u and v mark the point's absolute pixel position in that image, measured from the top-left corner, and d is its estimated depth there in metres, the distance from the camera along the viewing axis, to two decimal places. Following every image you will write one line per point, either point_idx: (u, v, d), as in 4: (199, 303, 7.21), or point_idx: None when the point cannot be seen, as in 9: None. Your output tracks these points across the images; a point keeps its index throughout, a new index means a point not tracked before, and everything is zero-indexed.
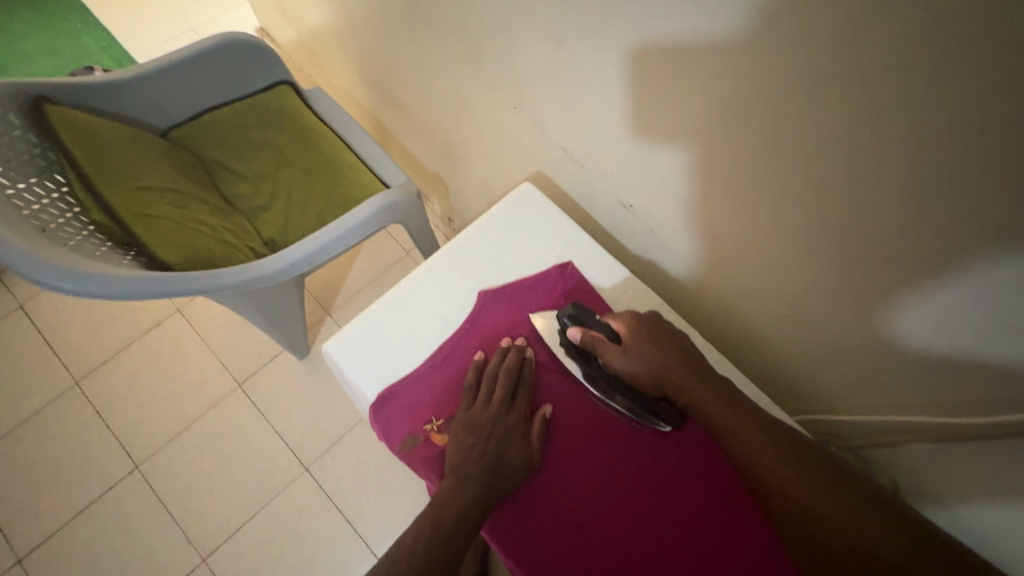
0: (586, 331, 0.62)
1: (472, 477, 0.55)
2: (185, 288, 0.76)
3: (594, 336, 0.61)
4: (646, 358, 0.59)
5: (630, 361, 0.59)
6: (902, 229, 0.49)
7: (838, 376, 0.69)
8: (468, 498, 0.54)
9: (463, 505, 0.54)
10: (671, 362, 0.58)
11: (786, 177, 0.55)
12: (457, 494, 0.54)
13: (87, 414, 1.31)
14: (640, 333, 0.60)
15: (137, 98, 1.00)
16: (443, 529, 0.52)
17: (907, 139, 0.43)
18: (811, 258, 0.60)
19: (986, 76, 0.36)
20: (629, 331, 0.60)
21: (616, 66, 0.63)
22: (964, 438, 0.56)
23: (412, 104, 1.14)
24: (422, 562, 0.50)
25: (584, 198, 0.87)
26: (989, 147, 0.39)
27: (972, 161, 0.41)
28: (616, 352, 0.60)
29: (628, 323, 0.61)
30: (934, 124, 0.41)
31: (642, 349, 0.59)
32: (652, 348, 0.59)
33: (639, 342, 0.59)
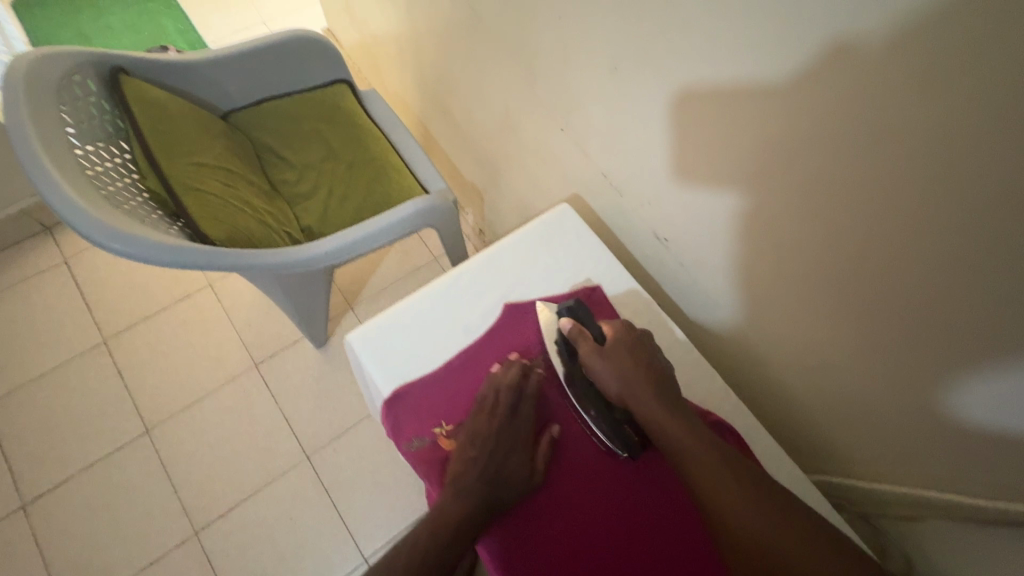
0: (577, 325, 0.63)
1: (472, 487, 0.55)
2: (222, 262, 0.78)
3: (582, 331, 0.63)
4: (620, 367, 0.59)
5: (606, 363, 0.60)
6: (944, 295, 0.48)
7: (861, 437, 0.67)
8: (466, 507, 0.54)
9: (461, 515, 0.53)
10: (645, 386, 0.58)
11: (832, 229, 0.54)
12: (457, 504, 0.54)
13: (108, 373, 1.36)
14: (623, 342, 0.61)
15: (204, 80, 1.05)
16: (439, 535, 0.52)
17: (955, 206, 0.43)
18: (846, 312, 0.59)
19: None
20: (615, 336, 0.62)
21: (666, 100, 0.64)
22: (989, 522, 0.54)
23: (460, 115, 1.17)
24: (418, 566, 0.50)
25: (618, 225, 0.88)
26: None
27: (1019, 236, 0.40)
28: (594, 349, 0.61)
29: (617, 330, 0.63)
30: (984, 194, 0.41)
31: (618, 356, 0.60)
32: (628, 359, 0.60)
33: (619, 349, 0.61)
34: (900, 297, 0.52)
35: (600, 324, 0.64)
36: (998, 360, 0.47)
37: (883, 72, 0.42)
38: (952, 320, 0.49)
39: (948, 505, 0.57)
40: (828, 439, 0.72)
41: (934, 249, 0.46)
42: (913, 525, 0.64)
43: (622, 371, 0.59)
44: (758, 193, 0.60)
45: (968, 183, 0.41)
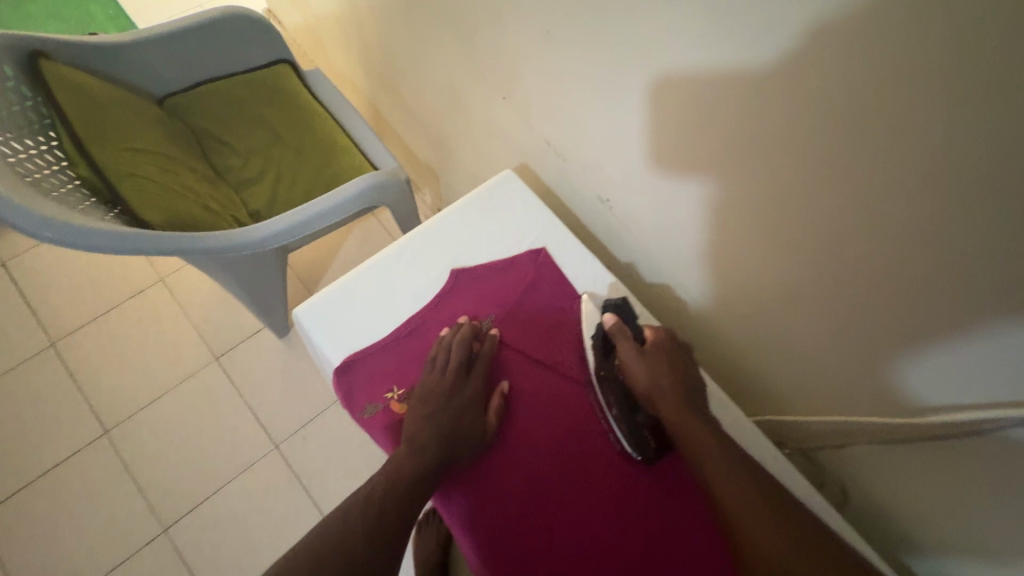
0: (619, 322, 0.62)
1: (427, 441, 0.57)
2: (161, 246, 0.76)
3: (622, 329, 0.61)
4: (654, 367, 0.58)
5: (642, 361, 0.58)
6: (852, 234, 0.51)
7: (793, 379, 0.70)
8: (418, 462, 0.55)
9: (414, 471, 0.55)
10: (676, 390, 0.57)
11: (752, 178, 0.57)
12: (412, 460, 0.55)
13: (59, 377, 1.31)
14: (664, 348, 0.60)
15: (135, 64, 1.01)
16: (392, 490, 0.53)
17: (856, 146, 0.46)
18: (770, 261, 0.62)
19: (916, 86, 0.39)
20: (656, 340, 0.61)
21: (597, 59, 0.65)
22: (907, 440, 0.58)
23: (408, 92, 1.16)
24: (374, 516, 0.51)
25: (565, 193, 0.89)
26: (945, 160, 0.41)
27: (909, 172, 0.43)
28: (634, 348, 0.59)
29: (660, 337, 0.61)
30: (878, 130, 0.43)
31: (656, 360, 0.59)
32: (664, 366, 0.58)
33: (659, 354, 0.59)
34: (814, 241, 0.55)
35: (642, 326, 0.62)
36: (903, 296, 0.50)
37: (783, 19, 0.44)
38: (861, 259, 0.52)
39: (873, 430, 0.61)
40: (768, 386, 0.76)
41: (843, 192, 0.49)
42: (841, 454, 0.68)
43: (655, 371, 0.58)
44: (687, 151, 0.62)
45: (864, 122, 0.44)
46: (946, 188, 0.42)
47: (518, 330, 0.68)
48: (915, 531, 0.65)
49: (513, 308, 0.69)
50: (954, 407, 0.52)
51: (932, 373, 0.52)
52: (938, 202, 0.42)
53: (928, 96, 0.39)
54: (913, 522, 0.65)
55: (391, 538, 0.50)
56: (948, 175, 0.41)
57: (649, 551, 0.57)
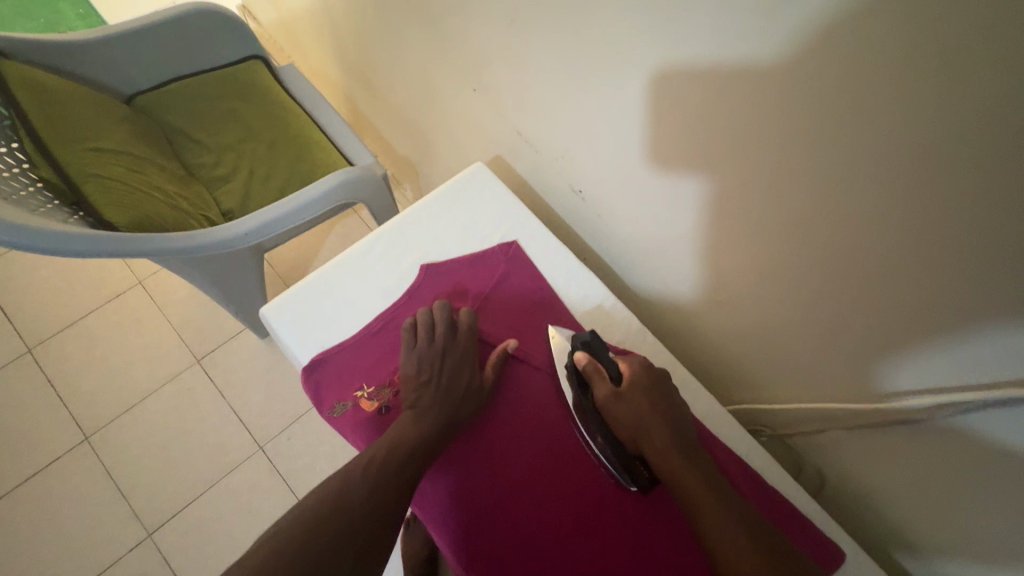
0: (593, 360, 0.59)
1: (417, 422, 0.55)
2: (128, 248, 0.75)
3: (598, 368, 0.59)
4: (634, 410, 0.55)
5: (623, 407, 0.55)
6: (819, 217, 0.51)
7: (769, 366, 0.70)
8: (405, 445, 0.53)
9: (406, 445, 0.53)
10: (660, 431, 0.53)
11: (721, 163, 0.56)
12: (400, 442, 0.53)
13: (38, 383, 1.29)
14: (642, 386, 0.57)
15: (101, 62, 0.98)
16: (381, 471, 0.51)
17: (819, 127, 0.45)
18: (742, 247, 0.61)
19: (874, 63, 0.39)
20: (633, 378, 0.57)
21: (564, 46, 0.64)
22: (880, 425, 0.58)
23: (383, 86, 1.14)
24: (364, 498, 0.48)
25: (540, 184, 0.88)
26: (907, 142, 0.40)
27: (870, 151, 0.43)
28: (610, 392, 0.57)
29: (637, 372, 0.58)
30: (838, 110, 0.43)
31: (636, 400, 0.56)
32: (644, 405, 0.55)
33: (637, 394, 0.56)
34: (782, 225, 0.55)
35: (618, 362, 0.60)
36: (872, 278, 0.50)
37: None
38: (830, 242, 0.51)
39: (848, 416, 0.61)
40: (745, 374, 0.75)
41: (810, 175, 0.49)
42: (816, 440, 0.68)
43: (637, 413, 0.55)
44: (657, 138, 0.61)
45: (829, 105, 0.43)
46: (904, 169, 0.41)
47: (492, 323, 0.67)
48: (892, 514, 0.65)
49: (487, 302, 0.68)
50: (917, 389, 0.53)
51: (895, 354, 0.53)
52: (899, 181, 0.42)
53: (888, 77, 0.39)
54: (889, 505, 0.65)
55: (380, 522, 0.48)
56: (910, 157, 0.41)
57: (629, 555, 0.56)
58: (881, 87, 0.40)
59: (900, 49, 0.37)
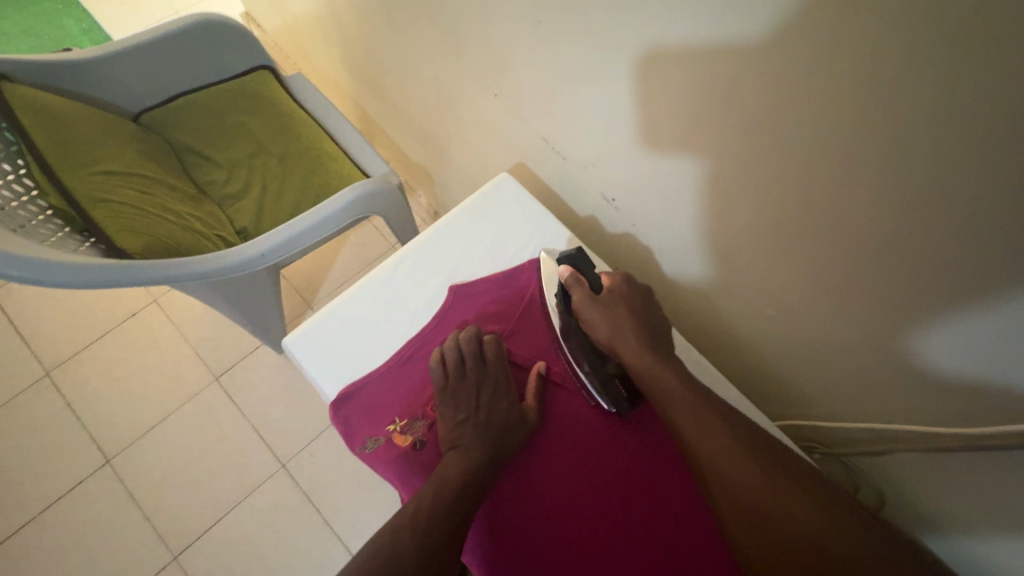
0: (575, 273, 0.59)
1: (462, 456, 0.52)
2: (142, 276, 0.72)
3: (579, 280, 0.58)
4: (612, 313, 0.55)
5: (600, 312, 0.56)
6: (886, 233, 0.46)
7: (823, 383, 0.66)
8: (455, 479, 0.50)
9: (456, 481, 0.50)
10: (635, 334, 0.54)
11: (770, 173, 0.51)
12: (446, 477, 0.50)
13: (58, 406, 1.28)
14: (621, 294, 0.57)
15: (105, 81, 0.96)
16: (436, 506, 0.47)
17: (893, 139, 0.40)
18: (794, 260, 0.57)
19: (965, 73, 0.34)
20: (613, 288, 0.57)
21: (592, 49, 0.59)
22: (950, 448, 0.54)
23: (394, 92, 1.10)
24: (416, 540, 0.45)
25: (567, 191, 0.84)
26: (1006, 157, 0.35)
27: (953, 168, 0.38)
28: (588, 297, 0.56)
29: (614, 281, 0.58)
30: (915, 121, 0.38)
31: (614, 307, 0.56)
32: (621, 309, 0.55)
33: (616, 301, 0.56)
34: (841, 239, 0.50)
35: (598, 274, 0.59)
36: (947, 296, 0.45)
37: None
38: (897, 260, 0.47)
39: (915, 437, 0.57)
40: (794, 387, 0.71)
41: (879, 189, 0.44)
42: (880, 461, 0.64)
43: (615, 318, 0.55)
44: (697, 147, 0.56)
45: (906, 114, 0.38)
46: (997, 185, 0.36)
47: (527, 346, 0.63)
48: (958, 539, 0.61)
49: (521, 323, 0.64)
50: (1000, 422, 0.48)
51: (975, 381, 0.48)
52: (988, 199, 0.37)
53: (984, 84, 0.33)
54: (955, 530, 0.60)
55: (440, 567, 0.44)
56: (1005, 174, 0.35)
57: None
58: (973, 100, 0.34)
59: (999, 56, 0.32)
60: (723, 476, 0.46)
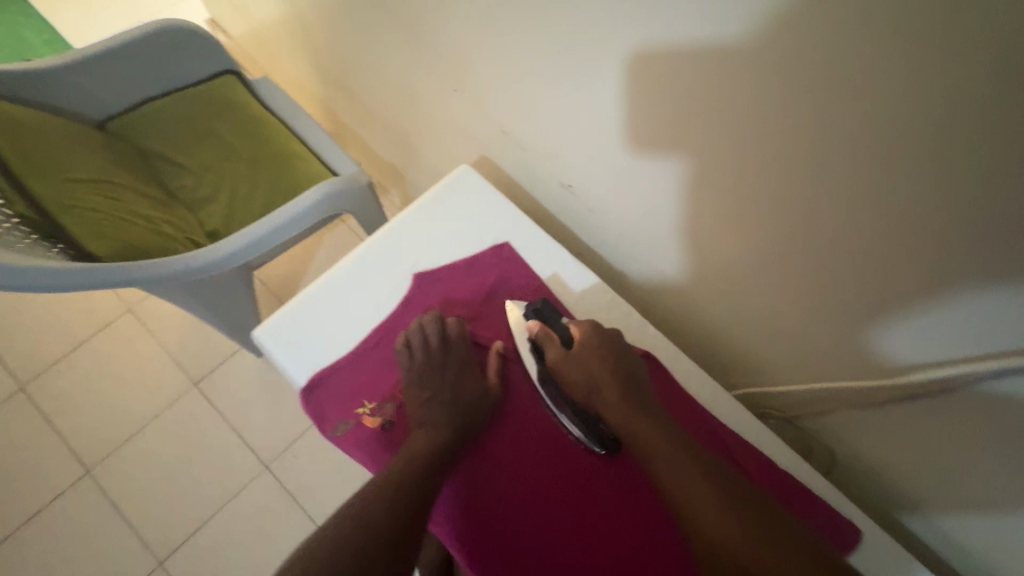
0: (544, 327, 0.61)
1: (428, 434, 0.55)
2: (113, 278, 0.74)
3: (549, 334, 0.61)
4: (581, 367, 0.57)
5: (573, 367, 0.58)
6: (812, 202, 0.49)
7: (772, 351, 0.69)
8: (421, 453, 0.53)
9: (422, 455, 0.53)
10: (609, 382, 0.55)
11: (707, 152, 0.55)
12: (413, 452, 0.53)
13: (34, 420, 1.27)
14: (591, 346, 0.58)
15: (69, 89, 0.96)
16: (403, 477, 0.50)
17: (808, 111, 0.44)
18: (735, 235, 0.60)
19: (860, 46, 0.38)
20: (582, 339, 0.59)
21: (543, 40, 0.62)
22: (882, 400, 0.58)
23: (361, 92, 1.12)
24: (381, 510, 0.48)
25: (527, 181, 0.87)
26: (901, 122, 0.39)
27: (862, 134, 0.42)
28: (559, 355, 0.59)
29: (586, 331, 0.60)
30: (825, 94, 0.42)
31: (585, 361, 0.58)
32: (594, 362, 0.57)
33: (586, 355, 0.58)
34: (774, 213, 0.54)
35: (569, 324, 0.61)
36: (867, 256, 0.49)
37: None
38: (822, 227, 0.50)
39: (854, 393, 0.61)
40: (748, 358, 0.75)
41: (802, 158, 0.47)
42: (826, 420, 0.68)
43: (586, 369, 0.57)
44: (644, 130, 0.60)
45: (816, 88, 0.42)
46: (898, 147, 0.40)
47: (491, 328, 0.66)
48: (902, 488, 0.65)
49: (484, 307, 0.67)
50: (919, 365, 0.52)
51: (892, 332, 0.53)
52: (892, 161, 0.41)
53: (877, 55, 0.37)
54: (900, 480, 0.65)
55: (404, 533, 0.47)
56: (903, 134, 0.39)
57: (652, 559, 0.55)
58: (870, 71, 0.38)
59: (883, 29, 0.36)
60: (691, 514, 0.45)
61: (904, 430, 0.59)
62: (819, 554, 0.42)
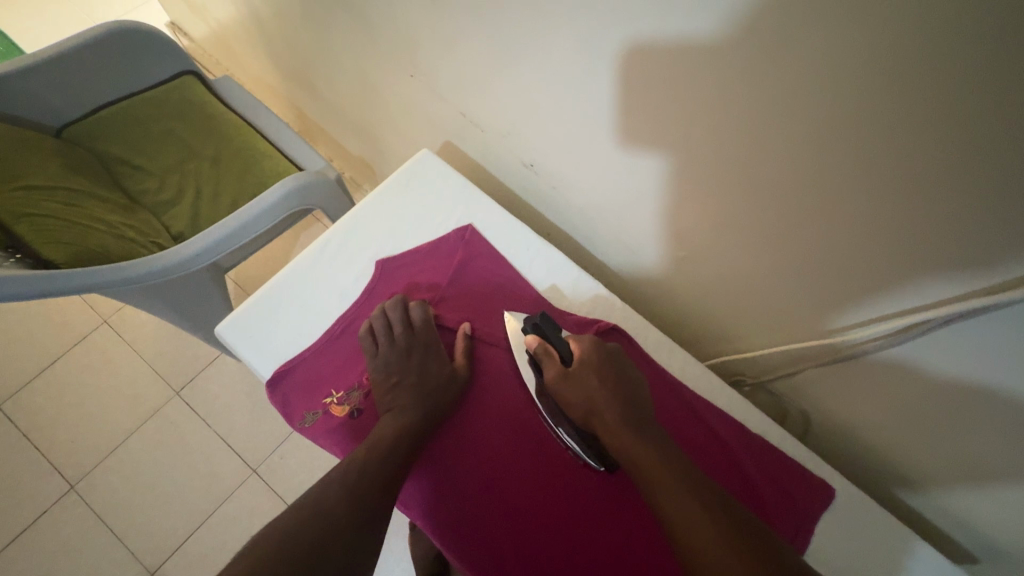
0: (542, 341, 0.58)
1: (393, 420, 0.54)
2: (72, 284, 0.72)
3: (547, 348, 0.58)
4: (580, 385, 0.54)
5: (571, 387, 0.54)
6: (764, 158, 0.49)
7: (741, 318, 0.69)
8: (385, 439, 0.52)
9: (386, 441, 0.52)
10: (606, 400, 0.51)
11: (658, 119, 0.55)
12: (377, 441, 0.52)
13: (12, 438, 1.25)
14: (591, 363, 0.55)
15: (21, 96, 0.94)
16: (369, 463, 0.50)
17: (747, 69, 0.44)
18: (693, 202, 0.60)
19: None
20: (583, 357, 0.56)
21: (489, 16, 0.61)
22: (847, 356, 0.58)
23: (323, 87, 1.11)
24: (342, 499, 0.47)
25: (491, 164, 0.86)
26: (839, 67, 0.39)
27: (802, 86, 0.42)
28: (558, 371, 0.55)
29: (584, 348, 0.57)
30: (761, 50, 0.42)
31: (584, 379, 0.54)
32: (593, 381, 0.53)
33: (584, 372, 0.54)
34: (728, 175, 0.54)
35: (569, 341, 0.58)
36: (824, 211, 0.49)
37: None
38: (777, 183, 0.50)
39: (820, 352, 0.61)
40: (718, 327, 0.75)
41: (748, 114, 0.47)
42: (795, 381, 0.68)
43: (583, 388, 0.53)
44: (597, 99, 0.59)
45: (754, 43, 0.42)
46: (839, 93, 0.40)
47: (458, 310, 0.66)
48: (874, 447, 0.66)
49: (449, 289, 0.67)
50: (877, 317, 0.53)
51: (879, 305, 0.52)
52: (834, 108, 0.41)
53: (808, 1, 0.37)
54: (870, 439, 0.65)
55: (368, 517, 0.47)
56: (843, 78, 0.39)
57: (623, 528, 0.55)
58: (803, 20, 0.38)
59: None
60: (682, 536, 0.40)
61: (867, 384, 0.59)
62: None
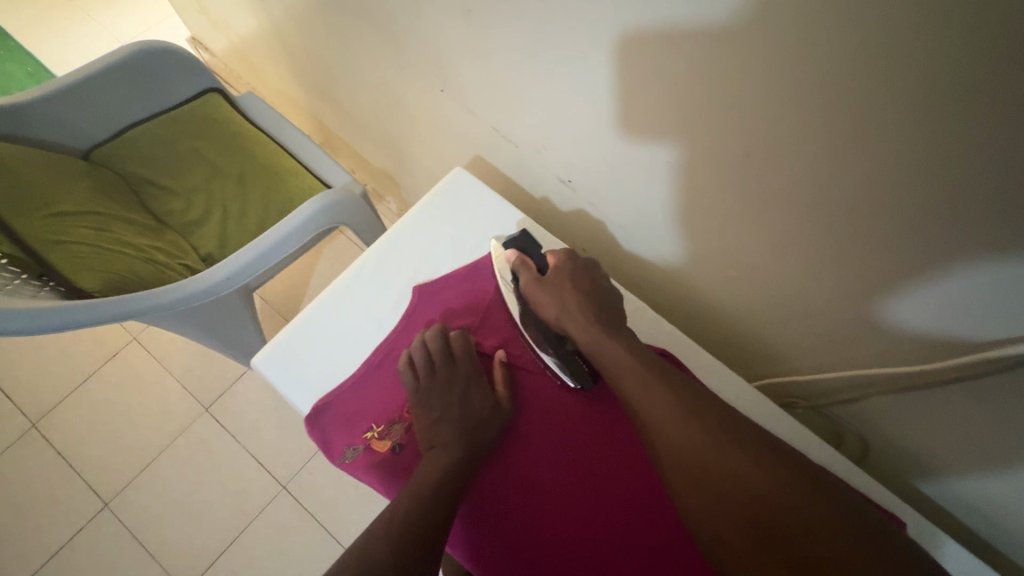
0: (521, 255, 0.60)
1: (438, 457, 0.53)
2: (104, 313, 0.72)
3: (525, 262, 0.59)
4: (557, 291, 0.56)
5: (548, 292, 0.56)
6: (828, 180, 0.46)
7: (797, 339, 0.66)
8: (431, 478, 0.50)
9: (432, 481, 0.50)
10: (583, 308, 0.55)
11: (707, 137, 0.51)
12: (423, 482, 0.50)
13: (47, 456, 1.26)
14: (565, 271, 0.58)
15: (49, 120, 0.94)
16: (417, 505, 0.48)
17: (813, 88, 0.40)
18: (745, 222, 0.57)
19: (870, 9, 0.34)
20: (558, 265, 0.59)
21: (523, 30, 0.59)
22: (921, 384, 0.54)
23: (347, 101, 1.09)
24: (392, 545, 0.45)
25: (524, 178, 0.83)
26: (923, 88, 0.35)
27: (877, 107, 0.38)
28: (534, 278, 0.58)
29: (558, 259, 0.59)
30: (831, 68, 0.38)
31: (561, 287, 0.57)
32: (569, 291, 0.56)
33: (560, 278, 0.57)
34: (785, 196, 0.50)
35: (545, 255, 0.61)
36: (897, 235, 0.45)
37: None
38: (842, 206, 0.47)
39: (888, 378, 0.57)
40: (768, 347, 0.71)
41: (810, 134, 0.44)
42: (858, 406, 0.64)
43: (560, 294, 0.56)
44: (638, 116, 0.56)
45: (822, 61, 0.38)
46: (922, 116, 0.36)
47: (499, 335, 0.64)
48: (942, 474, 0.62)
49: (488, 313, 0.64)
50: (947, 329, 0.49)
51: (933, 312, 0.48)
52: (914, 132, 0.38)
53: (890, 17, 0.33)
54: (939, 466, 0.61)
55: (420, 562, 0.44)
56: (927, 100, 0.35)
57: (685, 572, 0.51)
58: (882, 37, 0.35)
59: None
60: (681, 455, 0.46)
61: (937, 409, 0.56)
62: (811, 476, 0.44)
